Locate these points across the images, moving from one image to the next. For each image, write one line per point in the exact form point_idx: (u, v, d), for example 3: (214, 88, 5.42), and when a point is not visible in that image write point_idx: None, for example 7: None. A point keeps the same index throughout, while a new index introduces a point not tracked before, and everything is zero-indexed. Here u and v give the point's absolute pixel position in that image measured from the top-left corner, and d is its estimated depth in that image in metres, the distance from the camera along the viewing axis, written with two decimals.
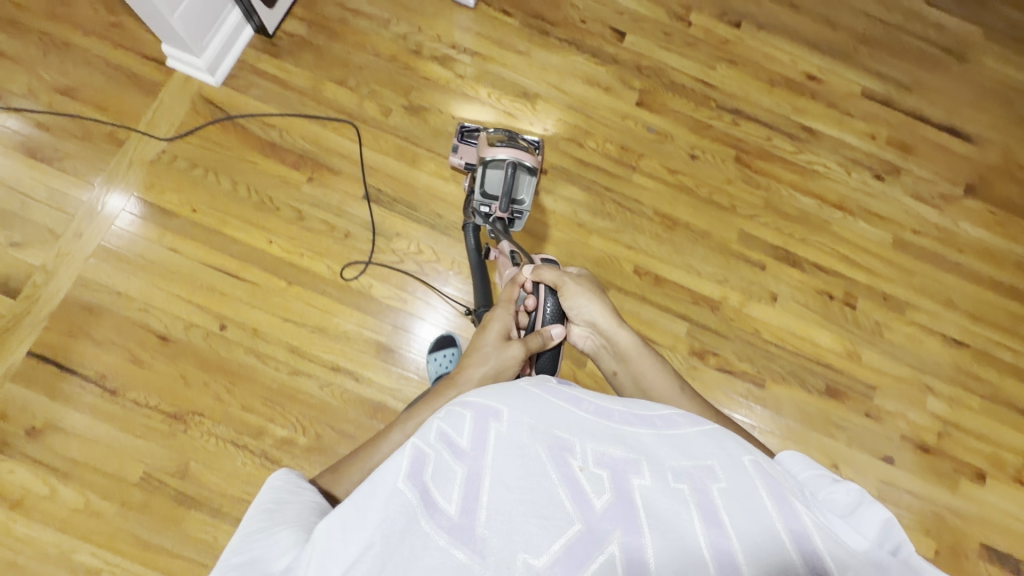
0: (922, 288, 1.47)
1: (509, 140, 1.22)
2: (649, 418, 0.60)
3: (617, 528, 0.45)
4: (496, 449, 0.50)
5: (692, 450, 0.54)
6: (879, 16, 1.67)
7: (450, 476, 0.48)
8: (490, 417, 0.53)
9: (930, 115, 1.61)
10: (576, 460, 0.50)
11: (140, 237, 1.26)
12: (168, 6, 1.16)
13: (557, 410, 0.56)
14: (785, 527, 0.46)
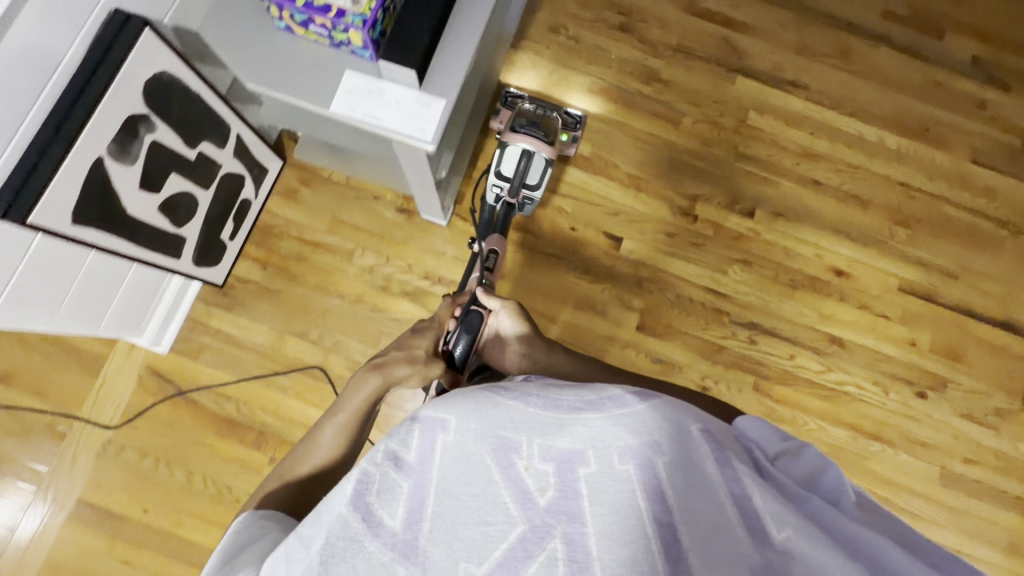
0: (979, 533, 1.27)
1: (533, 123, 1.25)
2: (610, 397, 0.55)
3: (562, 521, 0.45)
4: (441, 460, 0.49)
5: (643, 426, 0.50)
6: (917, 188, 1.45)
7: (394, 495, 0.47)
8: (435, 428, 0.51)
9: (981, 308, 1.39)
10: (521, 459, 0.49)
11: (89, 550, 1.14)
12: (94, 322, 1.01)
13: (503, 410, 0.53)
14: (728, 495, 0.48)
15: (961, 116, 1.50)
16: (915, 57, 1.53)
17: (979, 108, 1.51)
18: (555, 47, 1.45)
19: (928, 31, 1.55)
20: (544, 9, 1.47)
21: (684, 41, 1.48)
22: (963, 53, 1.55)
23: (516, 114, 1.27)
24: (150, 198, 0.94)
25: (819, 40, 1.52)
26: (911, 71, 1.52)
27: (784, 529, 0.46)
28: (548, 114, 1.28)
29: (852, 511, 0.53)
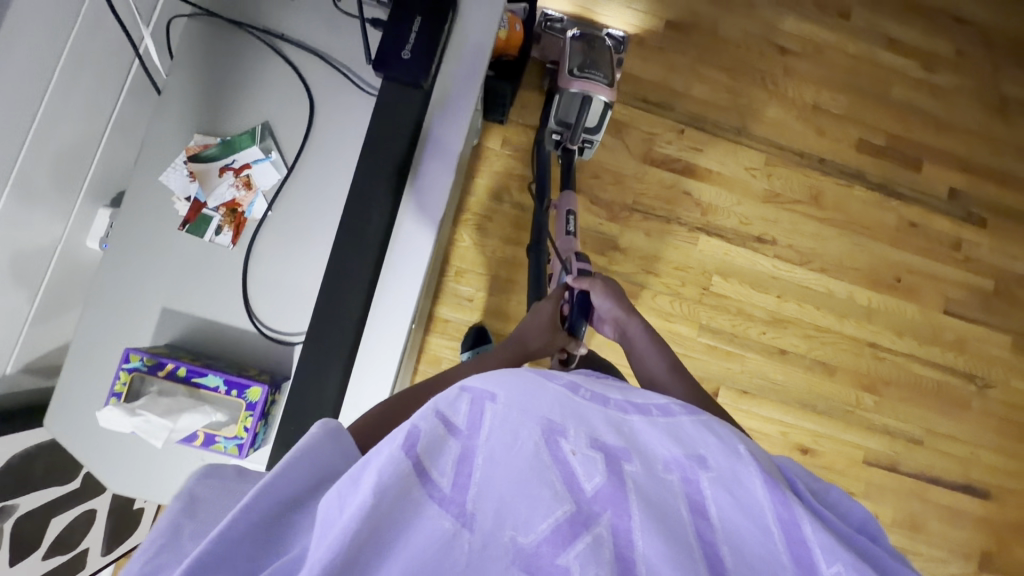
0: None
1: (588, 63, 1.15)
2: (664, 404, 0.50)
3: (610, 511, 0.37)
4: (491, 431, 0.40)
5: (685, 436, 0.45)
6: (886, 348, 1.38)
7: (441, 459, 0.37)
8: (482, 398, 0.42)
9: (943, 473, 1.38)
10: (568, 442, 0.41)
11: None
12: None
13: (552, 393, 0.45)
14: (776, 522, 0.40)
15: (934, 261, 1.42)
16: (890, 195, 1.42)
17: (954, 248, 1.43)
18: (500, 218, 1.29)
19: (905, 163, 1.43)
20: (485, 170, 1.29)
21: (642, 199, 1.33)
22: (939, 186, 1.44)
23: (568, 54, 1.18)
24: (30, 561, 0.81)
25: (788, 183, 1.39)
26: (885, 212, 1.41)
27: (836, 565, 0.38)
28: (602, 45, 1.18)
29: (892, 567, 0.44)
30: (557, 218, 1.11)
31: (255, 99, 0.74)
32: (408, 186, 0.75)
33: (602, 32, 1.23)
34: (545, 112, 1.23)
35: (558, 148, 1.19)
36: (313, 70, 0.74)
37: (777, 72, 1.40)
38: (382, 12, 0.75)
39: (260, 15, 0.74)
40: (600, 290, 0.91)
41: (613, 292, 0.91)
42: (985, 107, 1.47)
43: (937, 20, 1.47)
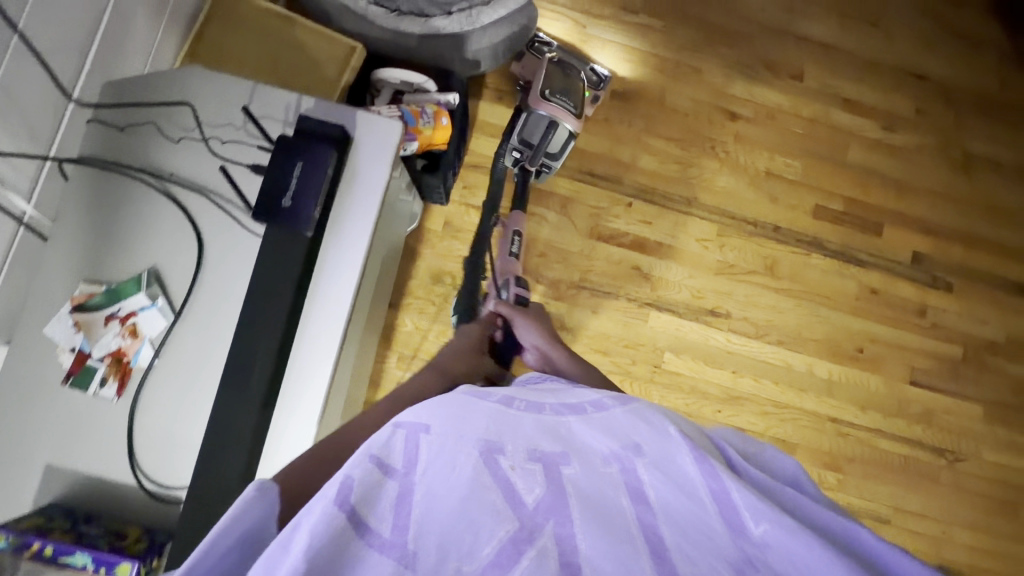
0: None
1: (562, 90, 1.14)
2: (598, 402, 0.51)
3: (553, 519, 0.39)
4: (429, 463, 0.40)
5: (618, 428, 0.48)
6: (848, 423, 1.33)
7: (380, 502, 0.38)
8: (414, 430, 0.42)
9: (915, 553, 1.31)
10: (506, 458, 0.41)
11: None
12: None
13: (488, 411, 0.46)
14: (708, 493, 0.43)
15: (898, 329, 1.37)
16: (849, 262, 1.37)
17: (918, 315, 1.37)
18: (442, 302, 1.27)
19: (865, 229, 1.38)
20: (427, 253, 1.27)
21: (588, 276, 1.30)
22: (903, 250, 1.39)
23: (545, 75, 1.16)
24: None
25: (742, 254, 1.35)
26: (844, 280, 1.37)
27: (761, 522, 0.41)
28: (577, 76, 1.19)
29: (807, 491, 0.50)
30: (503, 237, 1.11)
31: (143, 242, 0.72)
32: (318, 269, 0.71)
33: (581, 65, 1.24)
34: (509, 127, 1.20)
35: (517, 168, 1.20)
36: (203, 211, 0.73)
37: (728, 139, 1.37)
38: (265, 155, 0.74)
39: (147, 158, 0.73)
40: (526, 318, 0.88)
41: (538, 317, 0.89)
42: (949, 166, 1.41)
43: (895, 77, 1.42)
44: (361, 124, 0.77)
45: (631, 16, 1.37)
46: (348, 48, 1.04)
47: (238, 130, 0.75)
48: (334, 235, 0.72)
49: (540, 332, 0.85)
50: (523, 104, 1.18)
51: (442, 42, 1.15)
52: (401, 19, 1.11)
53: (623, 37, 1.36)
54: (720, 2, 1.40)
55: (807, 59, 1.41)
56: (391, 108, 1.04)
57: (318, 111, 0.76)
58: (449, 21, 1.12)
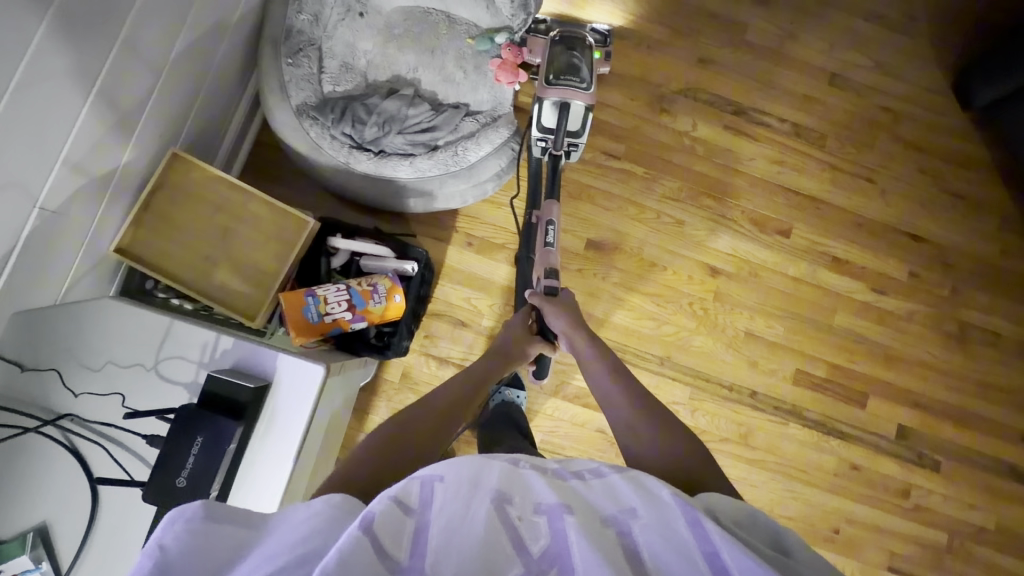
0: None
1: (569, 69, 1.09)
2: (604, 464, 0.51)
3: (557, 568, 0.40)
4: (444, 506, 0.42)
5: (620, 491, 0.47)
6: None
7: (399, 535, 0.39)
8: (431, 478, 0.44)
9: None
10: (514, 508, 0.43)
11: None
12: None
13: (496, 466, 0.47)
14: (701, 553, 0.41)
15: (878, 511, 1.28)
16: (830, 434, 1.29)
17: (902, 496, 1.29)
18: None
19: (848, 399, 1.31)
20: (382, 406, 1.22)
21: (551, 438, 1.24)
22: (888, 423, 1.31)
23: (549, 61, 1.12)
24: None
25: (716, 420, 1.28)
26: (824, 454, 1.29)
27: None
28: (582, 45, 1.13)
29: (799, 555, 0.46)
30: (535, 233, 1.08)
31: (36, 497, 0.67)
32: None
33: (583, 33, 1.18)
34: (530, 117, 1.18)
35: (546, 156, 1.17)
36: (101, 465, 0.68)
37: (708, 297, 1.31)
38: (164, 425, 0.69)
39: (48, 404, 0.69)
40: (553, 305, 0.91)
41: (570, 305, 0.92)
42: (941, 336, 1.35)
43: (888, 238, 1.36)
44: (281, 371, 0.71)
45: (614, 162, 1.32)
46: (300, 223, 1.01)
47: (148, 373, 0.70)
48: (239, 499, 0.68)
49: (568, 319, 0.89)
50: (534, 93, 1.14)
51: (424, 183, 1.16)
52: (385, 161, 1.13)
53: (604, 185, 1.31)
54: (707, 151, 1.35)
55: (795, 215, 1.35)
56: (337, 285, 0.97)
57: (236, 352, 0.71)
58: (433, 160, 1.14)
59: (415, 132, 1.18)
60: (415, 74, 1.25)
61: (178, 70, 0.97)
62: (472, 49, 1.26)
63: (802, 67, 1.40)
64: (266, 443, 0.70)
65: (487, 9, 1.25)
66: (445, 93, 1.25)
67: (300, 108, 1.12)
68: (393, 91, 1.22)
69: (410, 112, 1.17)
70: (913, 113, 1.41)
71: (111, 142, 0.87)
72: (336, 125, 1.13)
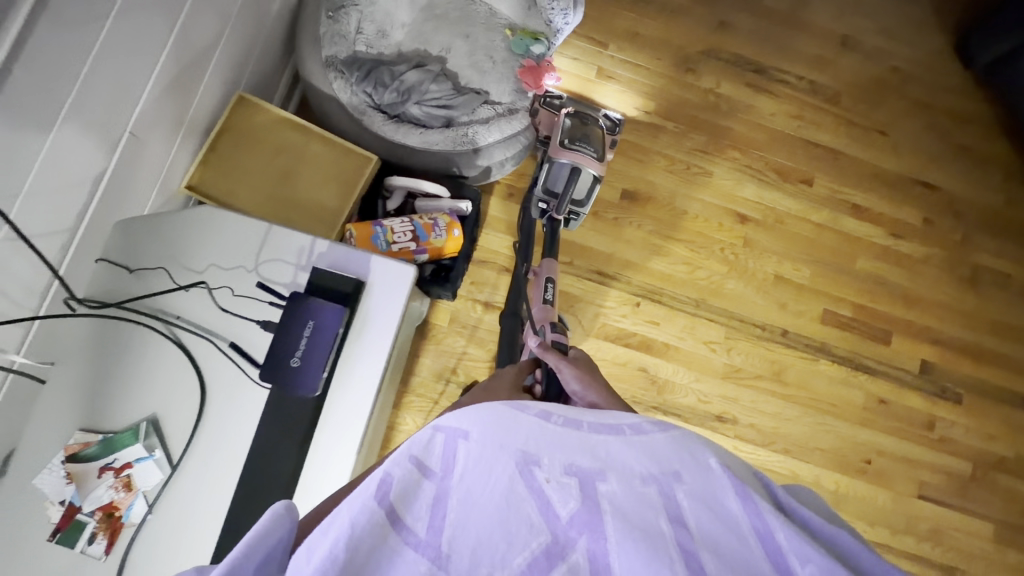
0: None
1: (582, 136, 1.13)
2: (638, 425, 0.52)
3: (586, 536, 0.40)
4: (467, 469, 0.43)
5: (660, 454, 0.48)
6: None
7: (421, 501, 0.41)
8: (457, 435, 0.46)
9: None
10: (542, 471, 0.44)
11: None
12: None
13: (525, 425, 0.48)
14: (751, 528, 0.43)
15: (905, 443, 1.34)
16: (857, 371, 1.36)
17: (927, 428, 1.35)
18: (444, 400, 1.24)
19: (873, 337, 1.37)
20: (431, 349, 1.26)
21: None
22: (910, 360, 1.38)
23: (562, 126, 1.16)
24: None
25: (749, 358, 1.33)
26: (852, 390, 1.35)
27: (806, 564, 0.41)
28: (595, 122, 1.17)
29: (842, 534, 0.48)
30: (535, 285, 1.11)
31: (148, 388, 0.71)
32: (324, 420, 0.69)
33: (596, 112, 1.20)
34: (534, 179, 1.20)
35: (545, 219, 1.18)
36: (210, 356, 0.71)
37: (737, 243, 1.38)
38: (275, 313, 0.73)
39: (156, 301, 0.73)
40: (573, 367, 0.82)
41: (587, 368, 0.84)
42: (955, 279, 1.42)
43: (902, 188, 1.44)
44: (374, 273, 0.75)
45: (644, 118, 1.40)
46: (362, 161, 1.06)
47: (250, 273, 0.74)
48: (343, 388, 0.70)
49: (589, 385, 0.80)
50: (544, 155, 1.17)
51: (433, 154, 1.19)
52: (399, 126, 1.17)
53: (636, 140, 1.38)
54: (731, 107, 1.43)
55: (815, 167, 1.43)
56: (402, 219, 1.02)
57: (331, 256, 0.75)
58: (444, 136, 1.18)
59: (433, 106, 1.22)
60: (444, 54, 1.31)
61: (238, 23, 1.04)
62: (505, 44, 1.31)
63: (815, 31, 1.50)
64: (365, 338, 0.73)
65: (528, 10, 1.32)
66: (470, 78, 1.30)
67: (329, 61, 1.17)
68: (420, 65, 1.26)
69: (431, 87, 1.21)
70: (919, 73, 1.51)
71: (180, 85, 0.92)
72: (359, 83, 1.17)
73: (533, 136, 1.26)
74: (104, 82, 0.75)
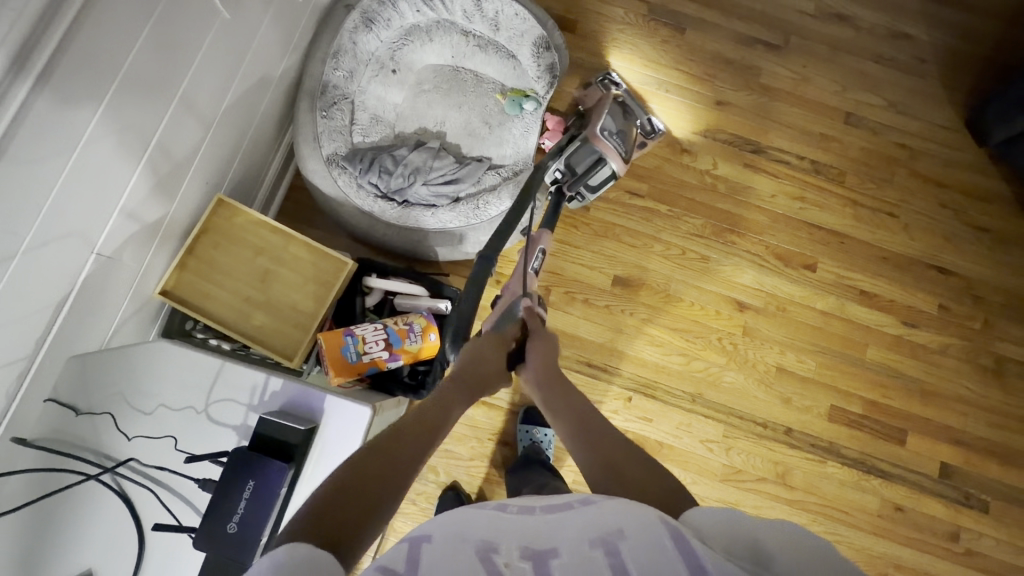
0: None
1: (619, 136, 1.21)
2: (585, 501, 0.50)
3: None
4: (428, 565, 0.41)
5: (605, 516, 0.46)
6: None
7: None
8: (418, 538, 0.44)
9: None
10: (499, 556, 0.43)
11: None
12: None
13: (481, 520, 0.47)
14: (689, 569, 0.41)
15: (925, 556, 1.23)
16: (869, 473, 1.25)
17: (950, 540, 1.24)
18: (425, 501, 1.19)
19: (887, 437, 1.27)
20: None
21: (582, 478, 1.22)
22: (929, 462, 1.27)
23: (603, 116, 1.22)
24: None
25: (751, 459, 1.25)
26: (866, 495, 1.24)
27: None
28: (632, 121, 1.27)
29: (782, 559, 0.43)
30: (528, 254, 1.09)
31: (85, 541, 0.67)
32: None
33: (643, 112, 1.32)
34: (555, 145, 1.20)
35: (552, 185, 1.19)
36: (151, 508, 0.68)
37: (736, 332, 1.31)
38: (218, 468, 0.69)
39: (101, 450, 0.70)
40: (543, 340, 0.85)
41: (551, 348, 0.85)
42: (977, 370, 1.32)
43: (914, 273, 1.36)
44: (329, 413, 0.71)
45: (636, 200, 1.35)
46: (337, 264, 1.03)
47: (199, 415, 0.71)
48: None
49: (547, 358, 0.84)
50: (576, 135, 1.21)
51: (446, 234, 1.18)
52: (409, 211, 1.17)
53: (629, 224, 1.34)
54: (728, 189, 1.38)
55: (819, 250, 1.36)
56: (374, 325, 0.99)
57: (285, 394, 0.72)
58: (455, 213, 1.17)
59: (439, 183, 1.20)
60: (442, 128, 1.30)
61: (225, 121, 1.01)
62: (499, 107, 1.31)
63: (817, 108, 1.45)
64: (314, 482, 0.69)
65: (514, 70, 1.32)
66: (470, 146, 1.29)
67: (330, 158, 1.16)
68: (420, 144, 1.25)
69: (434, 165, 1.20)
70: (929, 149, 1.44)
71: (159, 193, 0.89)
72: (363, 175, 1.17)
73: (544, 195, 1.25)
74: (69, 210, 0.71)
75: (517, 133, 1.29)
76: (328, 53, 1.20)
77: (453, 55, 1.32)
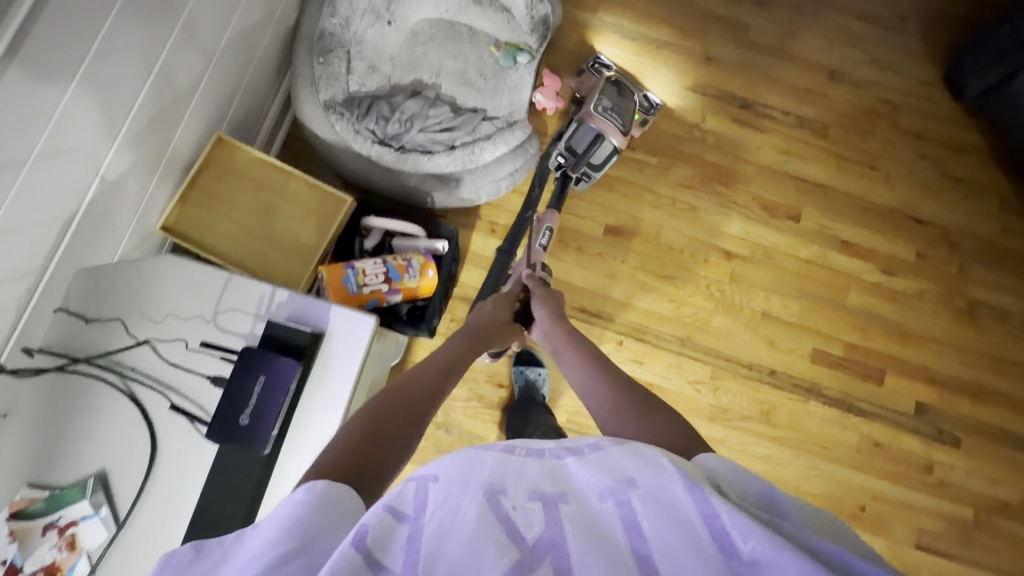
0: None
1: (616, 108, 1.26)
2: (596, 447, 0.49)
3: (552, 554, 0.38)
4: (437, 507, 0.40)
5: (618, 464, 0.46)
6: None
7: (390, 549, 0.38)
8: (423, 478, 0.43)
9: None
10: (508, 498, 0.41)
11: None
12: None
13: (488, 458, 0.45)
14: (699, 516, 0.41)
15: (902, 488, 1.29)
16: (850, 411, 1.31)
17: (925, 472, 1.30)
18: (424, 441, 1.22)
19: (866, 377, 1.33)
20: None
21: (576, 418, 1.26)
22: (906, 400, 1.33)
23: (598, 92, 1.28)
24: None
25: (738, 398, 1.30)
26: (846, 431, 1.30)
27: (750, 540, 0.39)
28: (630, 95, 1.29)
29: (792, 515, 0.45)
30: (535, 231, 1.19)
31: (98, 439, 0.69)
32: (275, 475, 0.68)
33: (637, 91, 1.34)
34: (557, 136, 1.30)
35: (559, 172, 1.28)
36: (160, 409, 0.70)
37: (724, 279, 1.35)
38: (228, 367, 0.72)
39: (111, 354, 0.72)
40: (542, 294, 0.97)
41: (555, 300, 0.97)
42: (951, 314, 1.38)
43: (893, 222, 1.42)
44: (336, 322, 0.74)
45: (628, 152, 1.39)
46: (338, 201, 1.05)
47: (207, 323, 0.73)
48: (295, 442, 0.69)
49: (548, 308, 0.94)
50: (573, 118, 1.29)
51: (444, 178, 1.21)
52: (406, 156, 1.18)
53: (620, 174, 1.37)
54: (716, 141, 1.42)
55: (803, 201, 1.41)
56: (375, 259, 1.01)
57: (292, 305, 0.74)
58: (451, 158, 1.19)
59: (436, 131, 1.21)
60: (437, 79, 1.32)
61: (225, 57, 1.02)
62: (493, 59, 1.33)
63: (803, 65, 1.49)
64: (322, 389, 0.71)
65: (508, 23, 1.33)
66: (465, 97, 1.31)
67: (328, 104, 1.17)
68: (416, 94, 1.26)
69: (431, 112, 1.21)
70: (908, 104, 1.49)
71: (161, 121, 0.90)
72: (360, 121, 1.17)
73: (538, 144, 1.28)
74: (77, 124, 0.72)
75: (511, 84, 1.32)
76: (325, 1, 1.21)
77: (447, 9, 1.33)
